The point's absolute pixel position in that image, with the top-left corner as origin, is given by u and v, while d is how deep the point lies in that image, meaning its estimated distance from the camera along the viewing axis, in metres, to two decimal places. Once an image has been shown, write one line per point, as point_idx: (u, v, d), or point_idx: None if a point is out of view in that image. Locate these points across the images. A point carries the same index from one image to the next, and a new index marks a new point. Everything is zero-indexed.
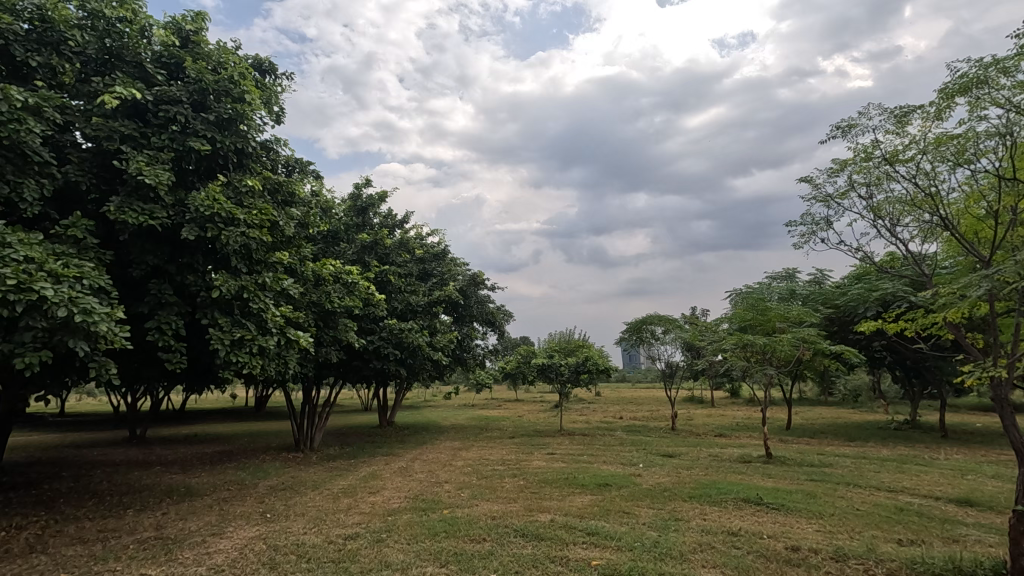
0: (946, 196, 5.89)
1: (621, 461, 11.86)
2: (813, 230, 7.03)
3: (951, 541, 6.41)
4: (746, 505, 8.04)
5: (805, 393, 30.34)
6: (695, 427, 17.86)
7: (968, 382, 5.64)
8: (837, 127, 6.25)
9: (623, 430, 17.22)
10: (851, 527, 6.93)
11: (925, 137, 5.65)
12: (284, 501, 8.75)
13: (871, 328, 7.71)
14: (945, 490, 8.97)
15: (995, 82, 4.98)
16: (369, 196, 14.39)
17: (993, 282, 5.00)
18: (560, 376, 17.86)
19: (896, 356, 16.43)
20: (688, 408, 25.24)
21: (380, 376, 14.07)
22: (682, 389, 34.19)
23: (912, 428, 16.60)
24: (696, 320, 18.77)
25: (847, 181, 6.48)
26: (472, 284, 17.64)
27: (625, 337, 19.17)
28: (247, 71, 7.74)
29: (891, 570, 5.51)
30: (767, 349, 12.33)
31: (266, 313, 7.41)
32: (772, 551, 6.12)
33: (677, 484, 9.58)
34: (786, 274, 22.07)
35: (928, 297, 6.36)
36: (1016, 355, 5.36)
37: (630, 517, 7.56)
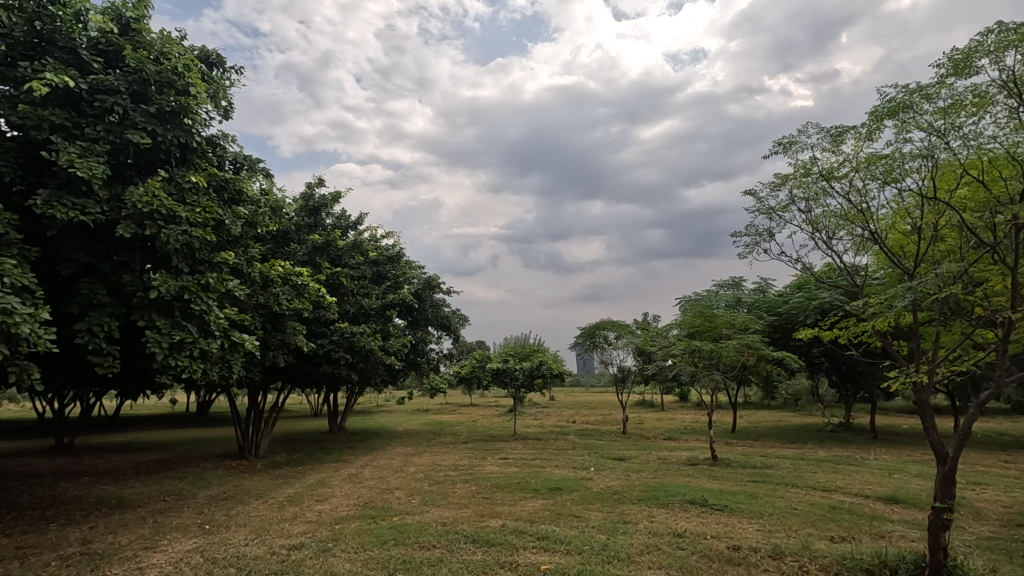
0: (876, 212, 6.26)
1: (573, 465, 11.99)
2: (756, 241, 7.31)
3: (878, 537, 6.80)
4: (691, 507, 8.28)
5: (749, 397, 31.56)
6: (645, 430, 18.27)
7: (893, 387, 6.00)
8: (779, 143, 6.53)
9: (576, 434, 17.43)
10: (789, 526, 7.24)
11: (858, 156, 6.00)
12: (225, 511, 8.38)
13: (809, 335, 8.09)
14: (875, 489, 9.52)
15: (919, 107, 5.34)
16: (322, 196, 14.07)
17: (916, 293, 5.36)
18: (514, 381, 17.90)
19: (832, 362, 17.29)
20: (639, 412, 25.80)
21: (331, 381, 13.72)
22: (634, 394, 34.94)
23: (846, 430, 17.50)
24: (648, 326, 19.23)
25: (788, 195, 6.78)
26: (428, 287, 17.47)
27: (579, 342, 19.42)
28: (193, 63, 7.44)
29: (824, 567, 5.78)
30: (713, 354, 12.75)
31: (209, 315, 7.08)
32: (714, 551, 6.32)
33: (626, 486, 9.77)
34: (733, 282, 22.92)
35: (860, 307, 6.73)
36: (936, 361, 5.75)
37: (580, 521, 7.63)
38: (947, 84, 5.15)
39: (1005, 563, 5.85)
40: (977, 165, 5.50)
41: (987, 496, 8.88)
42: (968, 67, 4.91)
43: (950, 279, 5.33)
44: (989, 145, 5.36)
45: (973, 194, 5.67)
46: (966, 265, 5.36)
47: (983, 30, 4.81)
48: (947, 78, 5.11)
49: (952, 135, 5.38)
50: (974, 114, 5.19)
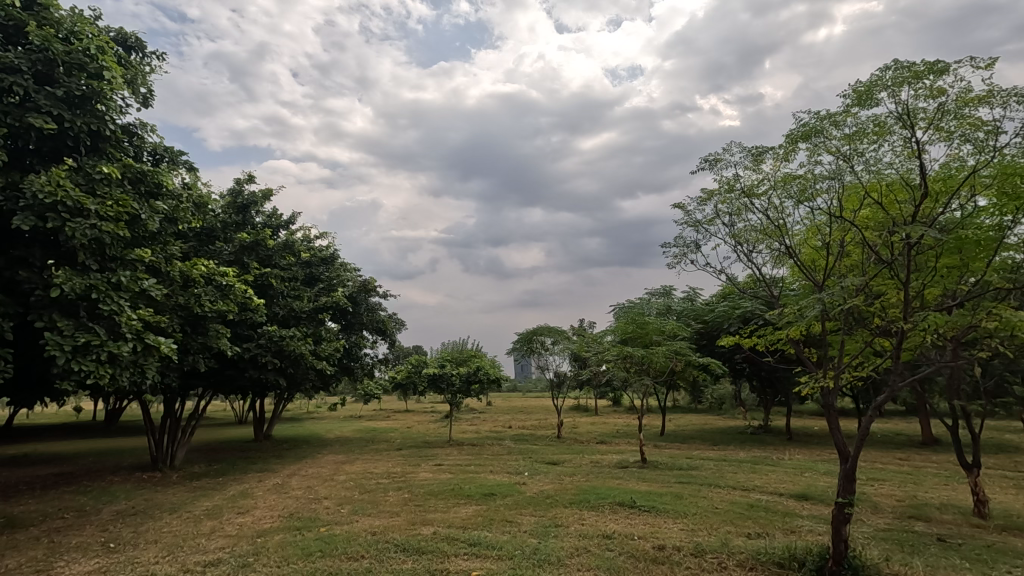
0: (791, 228, 6.72)
1: (508, 471, 12.04)
2: (684, 252, 7.65)
3: (790, 532, 7.26)
4: (620, 509, 8.52)
5: (678, 401, 32.87)
6: (579, 434, 18.62)
7: (804, 392, 6.45)
8: (706, 160, 6.88)
9: (512, 439, 17.52)
10: (710, 524, 7.59)
11: (775, 175, 6.42)
12: (133, 528, 7.78)
13: (731, 343, 8.53)
14: (788, 487, 10.15)
15: (828, 132, 5.79)
16: (251, 193, 13.51)
17: (824, 303, 5.79)
18: (451, 386, 17.77)
19: (753, 368, 18.33)
20: (574, 417, 26.31)
21: (258, 387, 13.09)
22: (569, 398, 35.57)
23: (764, 432, 18.59)
24: (584, 332, 19.65)
25: (713, 210, 7.15)
26: (363, 291, 17.04)
27: (517, 347, 19.56)
28: (108, 45, 6.91)
29: (741, 562, 6.09)
30: (644, 360, 13.21)
31: (120, 316, 6.55)
32: (640, 551, 6.53)
33: (559, 490, 9.92)
34: (664, 291, 23.86)
35: (776, 316, 7.18)
36: (841, 368, 6.22)
37: (513, 526, 7.67)
38: (852, 113, 5.61)
39: (897, 552, 6.40)
40: (878, 188, 6.02)
41: (884, 491, 9.67)
42: (869, 98, 5.38)
43: (853, 291, 5.79)
44: (887, 170, 5.88)
45: (874, 215, 6.19)
46: (867, 279, 5.85)
47: (882, 66, 5.29)
48: (852, 108, 5.57)
49: (856, 160, 5.87)
50: (875, 141, 5.69)
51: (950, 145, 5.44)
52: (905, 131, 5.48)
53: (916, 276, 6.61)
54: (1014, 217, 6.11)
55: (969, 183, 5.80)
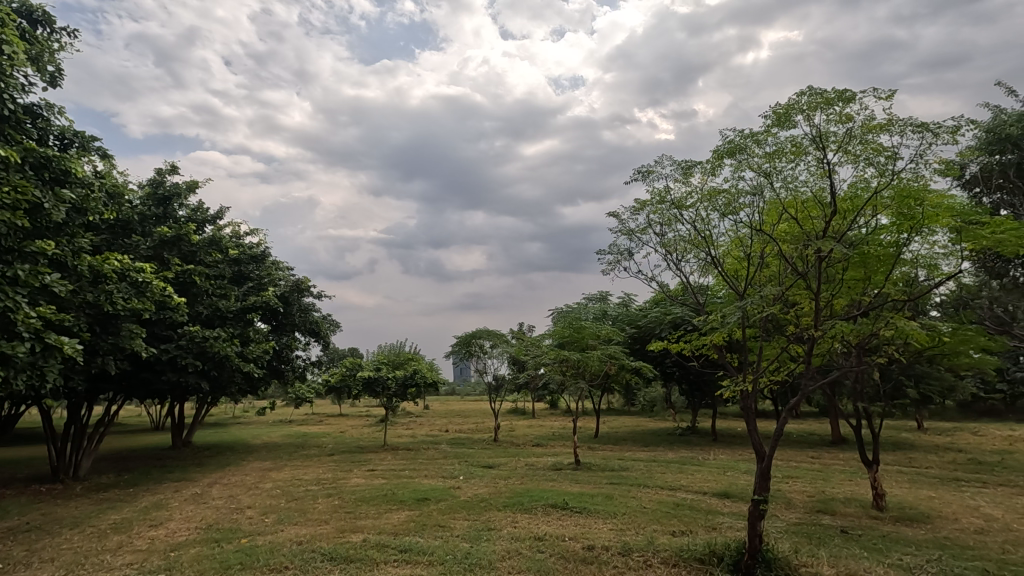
0: (717, 239, 7.07)
1: (442, 475, 11.92)
2: (618, 260, 7.88)
3: (711, 529, 7.62)
4: (553, 510, 8.64)
5: (612, 404, 33.78)
6: (515, 437, 18.74)
7: (725, 395, 6.79)
8: (639, 171, 7.11)
9: (448, 442, 17.39)
10: (638, 524, 7.84)
11: (702, 188, 6.73)
12: (26, 546, 7.10)
13: (660, 348, 8.85)
14: (711, 486, 10.65)
15: (751, 150, 6.15)
16: (174, 185, 12.83)
17: (745, 310, 6.13)
18: (387, 390, 17.40)
19: (682, 372, 19.11)
20: (511, 420, 26.48)
21: (177, 390, 12.34)
22: (507, 402, 35.77)
23: (692, 433, 19.39)
24: (522, 336, 19.81)
25: (646, 219, 7.41)
26: (296, 291, 16.40)
27: (455, 350, 19.45)
28: (9, 17, 6.34)
29: (664, 560, 6.33)
30: (580, 363, 13.54)
31: (15, 313, 5.93)
32: (570, 552, 6.65)
33: (493, 493, 9.94)
34: (601, 297, 24.48)
35: (702, 322, 7.53)
36: (759, 372, 6.59)
37: (445, 531, 7.61)
38: (772, 133, 5.99)
39: (806, 545, 6.85)
40: (794, 205, 6.44)
41: (797, 488, 10.34)
42: (787, 120, 5.76)
43: (769, 300, 6.17)
44: (802, 188, 6.31)
45: (791, 229, 6.62)
46: (783, 290, 6.25)
47: (798, 91, 5.68)
48: (772, 128, 5.94)
49: (775, 177, 6.26)
50: (792, 160, 6.09)
51: (857, 167, 5.92)
52: (818, 153, 5.91)
53: (826, 287, 7.13)
54: (909, 236, 6.72)
55: (872, 204, 6.33)
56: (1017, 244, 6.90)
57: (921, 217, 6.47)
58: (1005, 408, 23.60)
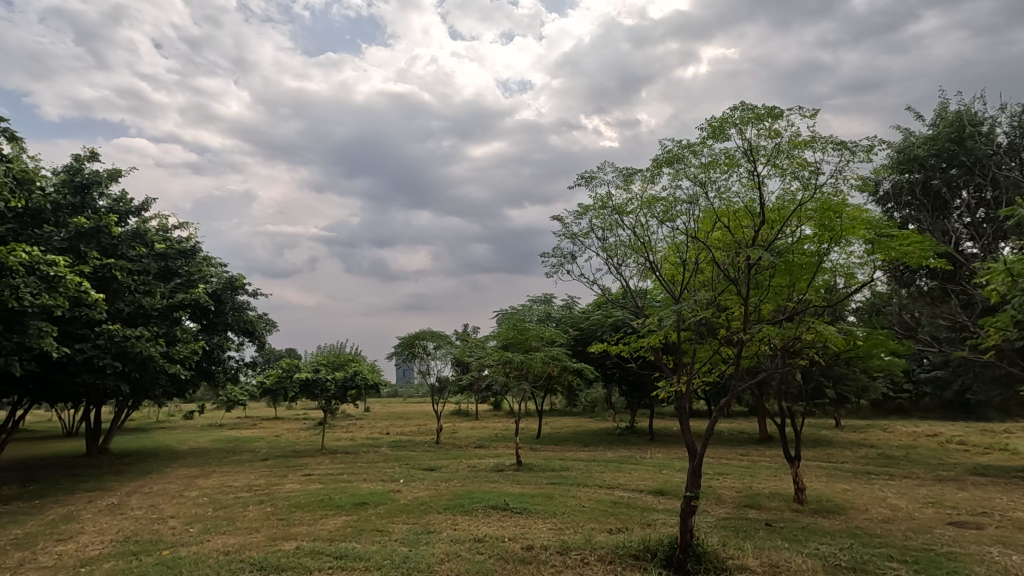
0: (655, 245, 7.31)
1: (382, 479, 11.69)
2: (561, 263, 7.99)
3: (646, 525, 7.85)
4: (493, 512, 8.65)
5: (555, 405, 34.23)
6: (458, 439, 18.65)
7: (661, 396, 7.03)
8: (582, 176, 7.25)
9: (388, 445, 17.09)
10: (576, 523, 7.98)
11: (642, 196, 6.95)
12: None
13: (601, 350, 9.05)
14: (647, 484, 10.98)
15: (688, 160, 6.40)
16: (93, 173, 11.97)
17: (680, 313, 6.37)
18: (325, 392, 16.93)
19: (622, 374, 19.62)
20: (454, 421, 26.33)
21: (94, 393, 11.49)
22: (450, 403, 35.53)
23: (631, 433, 19.94)
24: (467, 337, 19.74)
25: (588, 224, 7.56)
26: (229, 288, 15.63)
27: (397, 351, 19.13)
28: None
29: (601, 557, 6.46)
30: (523, 365, 13.70)
31: None
32: (510, 552, 6.67)
33: (434, 496, 9.85)
34: (545, 298, 24.75)
35: (640, 325, 7.76)
36: (693, 373, 6.87)
37: (383, 535, 7.46)
38: (708, 145, 6.25)
39: (733, 538, 7.19)
40: (727, 214, 6.76)
41: (727, 484, 10.83)
42: (721, 133, 6.04)
43: (702, 305, 6.45)
44: (734, 198, 6.63)
45: (724, 236, 6.93)
46: (715, 295, 6.55)
47: (732, 106, 5.96)
48: (708, 140, 6.20)
49: (709, 187, 6.54)
50: (725, 171, 6.39)
51: (784, 180, 6.28)
52: (749, 165, 6.23)
53: (754, 292, 7.52)
54: (829, 246, 7.19)
55: (797, 215, 6.73)
56: (922, 256, 7.52)
57: (840, 229, 6.95)
58: (910, 406, 25.69)
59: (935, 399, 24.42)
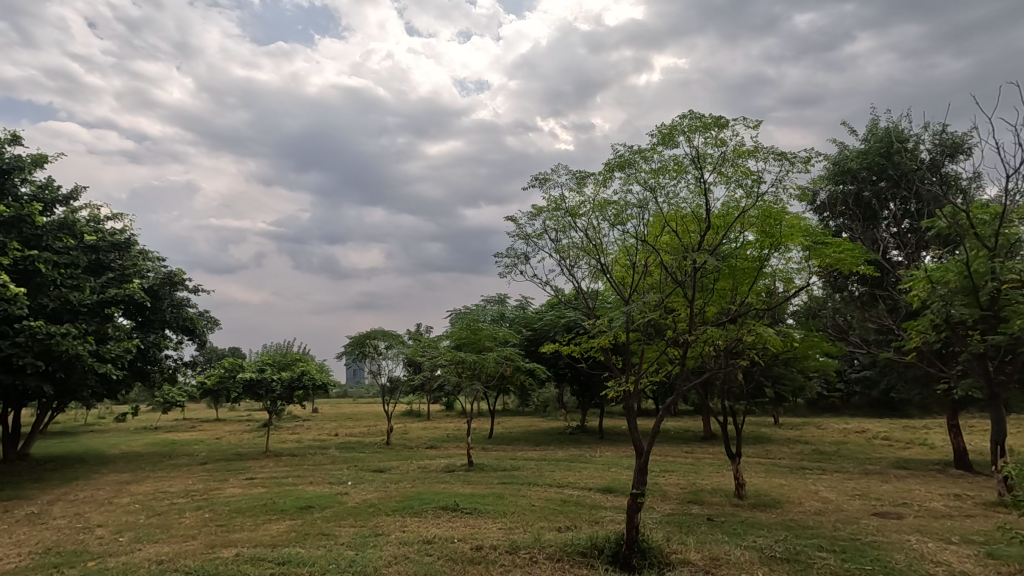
0: (606, 247, 7.44)
1: (329, 481, 11.40)
2: (514, 263, 8.02)
3: (594, 523, 8.00)
4: (443, 513, 8.59)
5: (507, 405, 34.34)
6: (408, 440, 18.41)
7: (609, 395, 7.17)
8: (536, 177, 7.30)
9: (337, 447, 16.70)
10: (526, 522, 8.03)
11: (595, 199, 7.07)
12: None
13: (552, 350, 9.14)
14: (596, 482, 11.18)
15: (639, 165, 6.56)
16: (15, 158, 11.12)
17: (629, 314, 6.51)
18: (270, 393, 16.38)
19: (574, 374, 19.89)
20: (405, 422, 25.98)
21: (12, 394, 10.66)
22: (402, 403, 35.03)
23: (581, 432, 20.25)
24: (419, 337, 19.52)
25: (542, 225, 7.63)
26: (167, 284, 14.86)
27: (347, 351, 18.70)
28: None
29: (549, 555, 6.53)
30: (476, 365, 13.71)
31: None
32: (459, 553, 6.65)
33: (383, 498, 9.69)
34: (499, 299, 24.80)
35: (591, 326, 7.89)
36: (641, 373, 7.03)
37: (329, 539, 7.28)
38: (658, 151, 6.43)
39: (677, 533, 7.42)
40: (675, 218, 6.97)
41: (672, 480, 11.17)
42: (671, 140, 6.22)
43: (650, 306, 6.63)
44: (682, 204, 6.85)
45: (672, 241, 7.14)
46: (662, 297, 6.74)
47: (681, 114, 6.15)
48: (658, 146, 6.38)
49: (658, 193, 6.73)
50: (674, 177, 6.59)
51: (728, 187, 6.54)
52: (696, 172, 6.45)
53: (700, 295, 7.79)
54: (770, 252, 7.53)
55: (740, 221, 7.01)
56: (853, 263, 7.99)
57: (780, 235, 7.29)
58: (841, 404, 27.22)
59: (864, 397, 25.95)
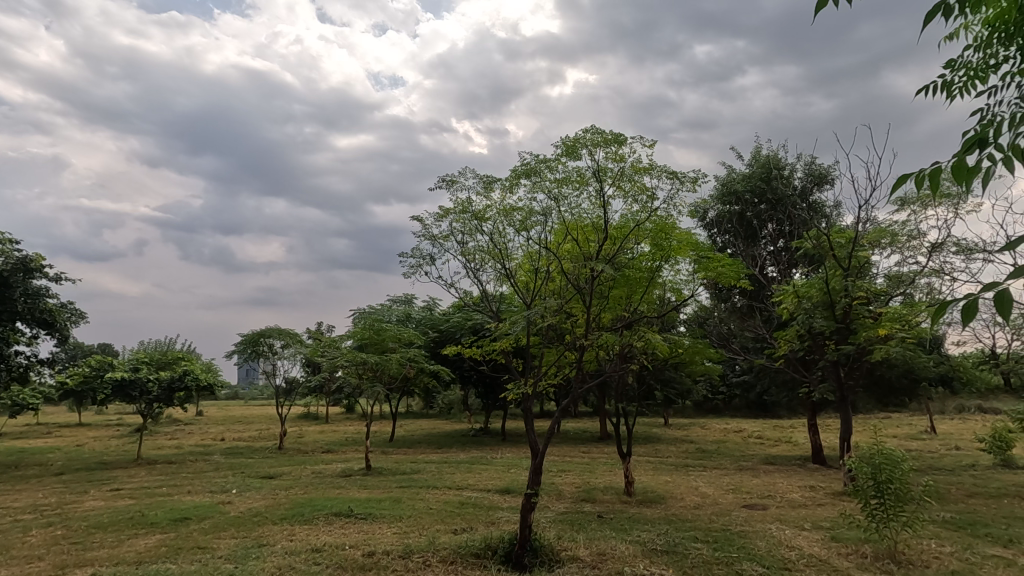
0: (511, 252, 7.57)
1: (210, 490, 10.55)
2: (419, 264, 7.91)
3: (490, 524, 8.08)
4: (335, 519, 8.27)
5: (411, 407, 33.67)
6: (303, 444, 17.49)
7: (508, 397, 7.28)
8: (443, 179, 7.26)
9: (221, 452, 15.53)
10: (422, 525, 7.95)
11: (501, 204, 7.17)
12: None
13: (454, 352, 9.09)
14: (494, 483, 11.29)
15: (544, 174, 6.76)
16: None
17: (530, 318, 6.67)
18: (145, 395, 14.90)
19: (478, 376, 19.94)
20: (300, 426, 24.70)
21: None
22: (298, 406, 33.28)
23: (484, 434, 20.36)
24: (319, 336, 18.66)
25: (448, 227, 7.60)
26: (21, 271, 13.05)
27: (238, 349, 17.47)
28: None
29: (443, 558, 6.51)
30: (378, 366, 13.35)
31: None
32: (349, 560, 6.46)
33: (270, 506, 9.15)
34: (405, 299, 24.29)
35: (494, 329, 7.97)
36: (539, 377, 7.20)
37: (205, 553, 6.74)
38: (563, 162, 6.66)
39: (568, 531, 7.69)
40: (576, 227, 7.25)
41: (568, 480, 11.54)
42: (574, 152, 6.47)
43: (550, 311, 6.85)
44: (584, 214, 7.14)
45: (573, 249, 7.42)
46: (562, 302, 6.99)
47: (584, 128, 6.41)
48: (562, 157, 6.60)
49: (562, 202, 6.96)
50: (577, 188, 6.85)
51: (626, 201, 6.93)
52: (597, 185, 6.76)
53: (597, 302, 8.14)
54: (661, 263, 8.03)
55: (636, 233, 7.43)
56: (732, 277, 8.71)
57: (670, 249, 7.79)
58: (723, 406, 29.45)
59: (742, 399, 28.38)
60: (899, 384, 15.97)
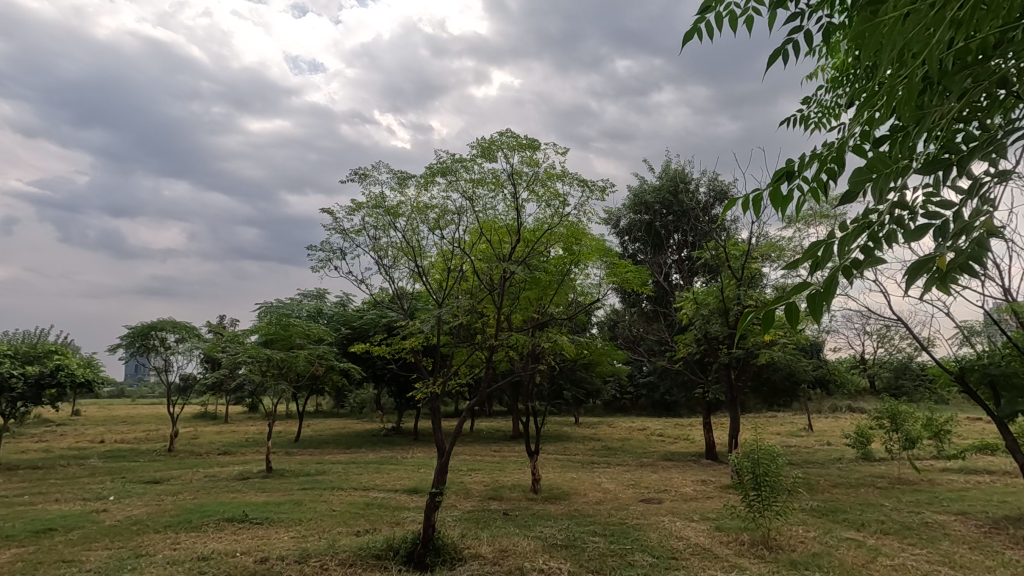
0: (424, 250, 7.50)
1: (82, 498, 9.56)
2: (328, 258, 7.61)
3: (394, 524, 7.97)
4: (227, 525, 7.79)
5: (321, 406, 32.33)
6: (197, 446, 16.30)
7: (417, 396, 7.21)
8: (356, 172, 7.05)
9: (99, 456, 14.12)
10: (323, 528, 7.69)
11: (415, 201, 7.09)
12: None
13: (362, 349, 8.85)
14: (402, 483, 11.11)
15: (459, 173, 6.76)
16: None
17: (440, 317, 6.66)
18: (8, 393, 13.24)
19: (391, 375, 19.54)
20: (195, 426, 22.96)
21: None
22: (192, 405, 30.88)
23: (395, 434, 19.94)
24: (220, 330, 17.48)
25: (361, 221, 7.39)
26: None
27: (125, 343, 16.00)
28: None
29: (341, 560, 6.33)
30: (283, 363, 12.72)
31: None
32: (238, 567, 6.12)
33: (153, 513, 8.45)
34: (317, 294, 23.31)
35: (405, 326, 7.86)
36: (449, 376, 7.17)
37: (70, 568, 6.12)
38: (478, 163, 6.71)
39: (472, 529, 7.74)
40: (491, 228, 7.32)
41: (476, 479, 11.60)
42: (489, 154, 6.53)
43: (461, 311, 6.87)
44: (498, 216, 7.24)
45: (486, 249, 7.50)
46: (474, 302, 7.05)
47: (499, 131, 6.47)
48: (478, 158, 6.64)
49: (476, 203, 7.00)
50: (491, 190, 6.92)
51: (538, 205, 7.09)
52: (511, 188, 6.88)
53: (509, 302, 8.26)
54: (571, 266, 8.28)
55: (547, 236, 7.61)
56: (637, 282, 9.14)
57: (580, 253, 8.06)
58: (631, 405, 30.76)
59: (648, 399, 29.82)
60: (783, 386, 17.48)
